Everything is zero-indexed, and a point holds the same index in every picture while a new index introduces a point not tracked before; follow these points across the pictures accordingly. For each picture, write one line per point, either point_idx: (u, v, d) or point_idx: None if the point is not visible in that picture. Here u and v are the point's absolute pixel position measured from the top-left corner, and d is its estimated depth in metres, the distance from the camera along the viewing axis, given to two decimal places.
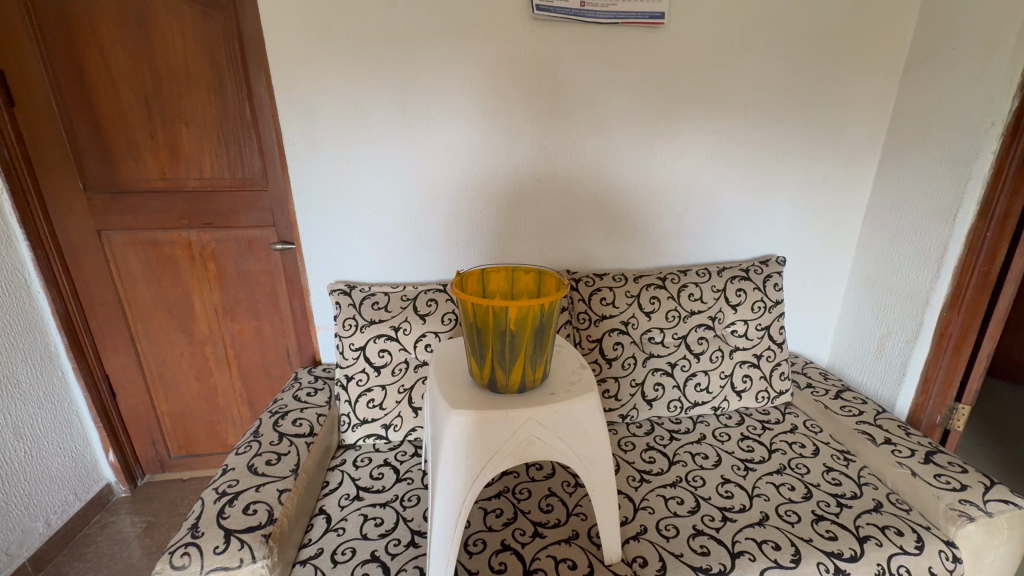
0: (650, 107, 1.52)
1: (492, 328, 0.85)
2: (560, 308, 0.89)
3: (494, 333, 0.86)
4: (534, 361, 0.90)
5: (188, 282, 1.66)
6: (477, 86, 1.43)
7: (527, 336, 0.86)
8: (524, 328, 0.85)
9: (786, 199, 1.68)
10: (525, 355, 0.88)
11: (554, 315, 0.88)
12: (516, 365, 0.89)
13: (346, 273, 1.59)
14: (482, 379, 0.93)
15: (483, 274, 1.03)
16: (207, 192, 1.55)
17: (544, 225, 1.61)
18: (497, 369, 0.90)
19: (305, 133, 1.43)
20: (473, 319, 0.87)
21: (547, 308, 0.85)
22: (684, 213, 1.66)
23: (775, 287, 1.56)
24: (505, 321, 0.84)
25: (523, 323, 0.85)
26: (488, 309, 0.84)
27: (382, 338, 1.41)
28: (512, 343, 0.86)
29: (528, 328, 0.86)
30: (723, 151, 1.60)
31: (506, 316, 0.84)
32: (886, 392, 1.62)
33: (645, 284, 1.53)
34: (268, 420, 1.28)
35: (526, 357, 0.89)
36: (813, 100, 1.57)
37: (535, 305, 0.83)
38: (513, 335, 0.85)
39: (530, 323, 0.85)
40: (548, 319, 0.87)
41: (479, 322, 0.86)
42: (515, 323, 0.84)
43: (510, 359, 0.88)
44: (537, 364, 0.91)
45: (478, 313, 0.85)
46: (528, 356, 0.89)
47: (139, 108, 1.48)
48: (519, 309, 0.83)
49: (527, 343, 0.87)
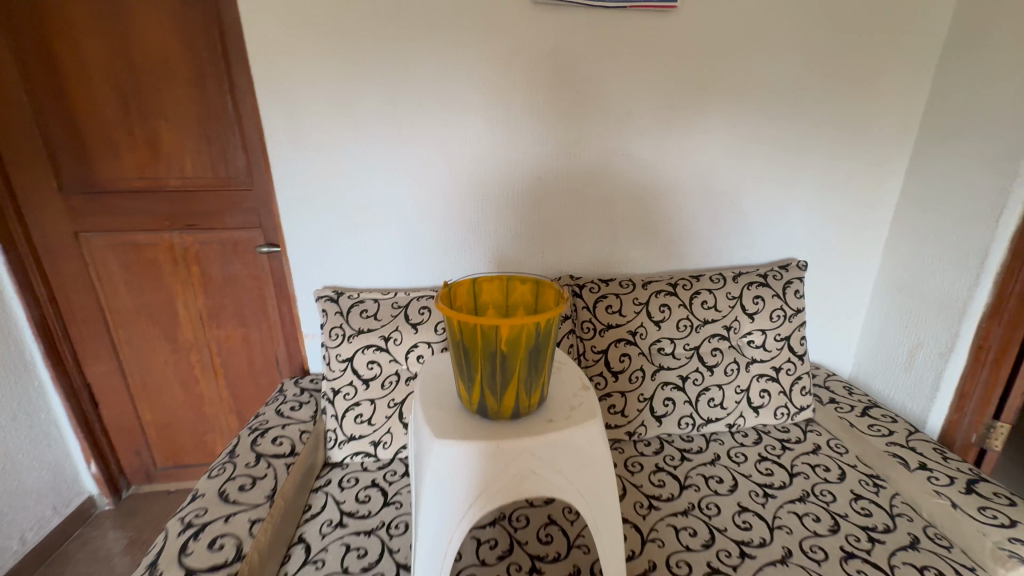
0: (660, 100, 1.41)
1: (481, 350, 0.76)
2: (558, 326, 0.79)
3: (483, 355, 0.76)
4: (529, 389, 0.80)
5: (172, 287, 1.57)
6: (472, 78, 1.32)
7: (520, 359, 0.76)
8: (516, 349, 0.75)
9: (807, 199, 1.56)
10: (519, 381, 0.78)
11: (552, 334, 0.78)
12: (509, 392, 0.79)
13: (335, 278, 1.49)
14: (470, 406, 0.84)
15: (473, 285, 0.93)
16: (191, 192, 1.46)
17: (545, 227, 1.50)
18: (486, 396, 0.80)
19: (290, 129, 1.33)
20: (459, 338, 0.77)
21: (543, 327, 0.75)
22: (697, 214, 1.55)
23: (797, 295, 1.44)
24: (496, 342, 0.74)
25: (515, 344, 0.75)
26: (477, 327, 0.74)
27: (371, 349, 1.32)
28: (502, 367, 0.76)
29: (523, 350, 0.76)
30: (740, 147, 1.48)
31: (497, 337, 0.74)
32: (915, 408, 1.49)
33: (654, 290, 1.42)
34: (246, 438, 1.19)
35: (520, 381, 0.78)
36: (838, 90, 1.44)
37: (532, 324, 0.73)
38: (505, 358, 0.76)
39: (527, 343, 0.75)
40: (546, 339, 0.77)
41: (466, 342, 0.76)
42: (507, 345, 0.75)
43: (503, 385, 0.78)
44: (532, 391, 0.80)
45: (465, 332, 0.75)
46: (523, 382, 0.79)
47: (117, 103, 1.39)
48: (511, 328, 0.73)
49: (523, 367, 0.77)
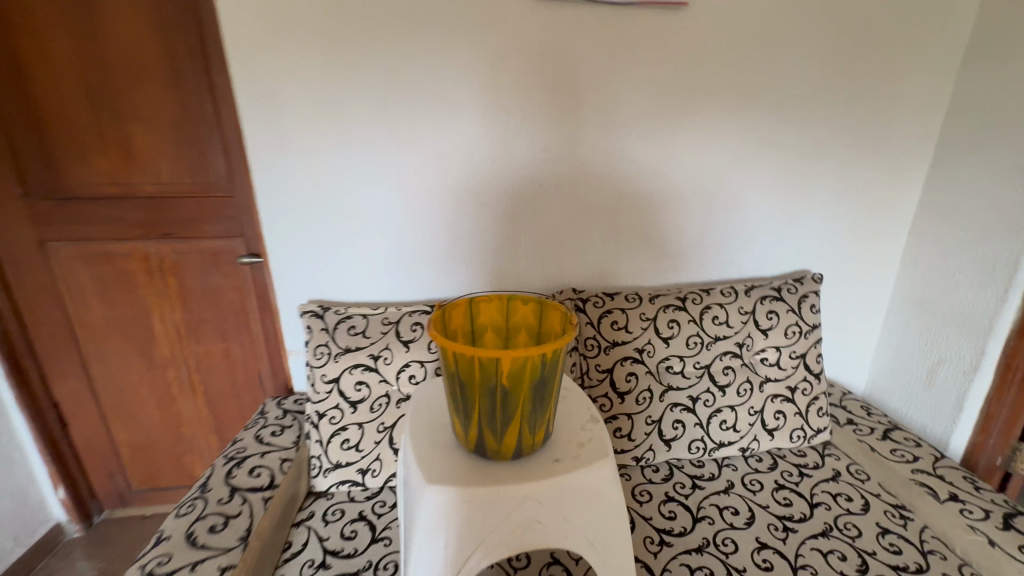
0: (669, 102, 1.32)
1: (478, 384, 0.67)
2: (566, 356, 0.70)
3: (482, 390, 0.67)
4: (533, 428, 0.71)
5: (147, 300, 1.47)
6: (468, 78, 1.24)
7: (524, 394, 0.67)
8: (520, 383, 0.66)
9: (822, 208, 1.48)
10: (522, 419, 0.69)
11: (559, 365, 0.69)
12: (510, 431, 0.70)
13: (322, 290, 1.40)
14: (466, 445, 0.74)
15: (470, 305, 0.84)
16: (167, 198, 1.36)
17: (546, 237, 1.41)
18: (484, 436, 0.71)
19: (272, 131, 1.24)
20: (454, 370, 0.68)
21: (549, 358, 0.66)
22: (707, 224, 1.46)
23: (813, 309, 1.36)
24: (497, 376, 0.65)
25: (519, 377, 0.66)
26: (475, 358, 0.65)
27: (360, 369, 1.23)
28: (503, 403, 0.67)
29: (528, 384, 0.67)
30: (753, 152, 1.40)
31: (498, 370, 0.65)
32: (936, 428, 1.41)
33: (662, 305, 1.33)
34: (220, 468, 1.09)
35: (523, 418, 0.69)
36: (856, 94, 1.37)
37: (538, 355, 0.65)
38: (507, 394, 0.67)
39: (532, 376, 0.66)
40: (553, 371, 0.68)
41: (462, 375, 0.67)
42: (509, 379, 0.66)
43: (503, 424, 0.69)
44: (536, 429, 0.72)
45: (461, 364, 0.66)
46: (526, 419, 0.70)
47: (85, 103, 1.29)
48: (514, 360, 0.64)
49: (526, 403, 0.68)
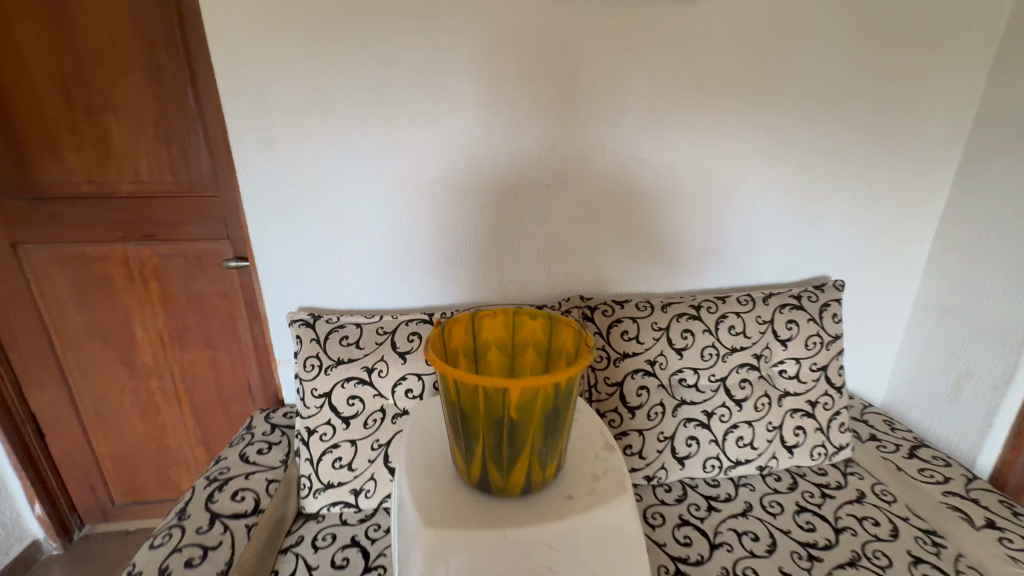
0: (685, 97, 1.24)
1: (483, 417, 0.59)
2: (581, 383, 0.63)
3: (487, 423, 0.59)
4: (544, 463, 0.64)
5: (127, 305, 1.38)
6: (468, 71, 1.15)
7: (534, 426, 0.60)
8: (530, 416, 0.59)
9: (843, 210, 1.40)
10: (532, 454, 0.62)
11: (574, 394, 0.62)
12: (519, 468, 0.62)
13: (313, 296, 1.31)
14: (468, 481, 0.67)
15: (472, 320, 0.76)
16: (147, 198, 1.28)
17: (550, 240, 1.33)
18: (489, 472, 0.64)
19: (258, 126, 1.15)
20: (455, 400, 0.60)
21: (563, 388, 0.59)
22: (722, 227, 1.38)
23: (835, 319, 1.28)
24: (504, 407, 0.58)
25: (528, 408, 0.59)
26: (479, 388, 0.57)
27: (353, 382, 1.15)
28: (511, 437, 0.60)
29: (539, 416, 0.59)
30: (772, 151, 1.31)
31: (506, 401, 0.58)
32: (963, 444, 1.33)
33: (676, 314, 1.25)
34: (201, 491, 1.02)
35: (532, 454, 0.62)
36: (882, 89, 1.29)
37: (551, 384, 0.57)
38: (516, 427, 0.59)
39: (544, 407, 0.59)
40: (567, 401, 0.61)
41: (465, 406, 0.60)
42: (518, 410, 0.58)
43: (511, 460, 0.62)
44: (548, 464, 0.64)
45: (463, 394, 0.59)
46: (537, 453, 0.62)
47: (58, 96, 1.20)
48: (524, 390, 0.57)
49: (538, 437, 0.61)
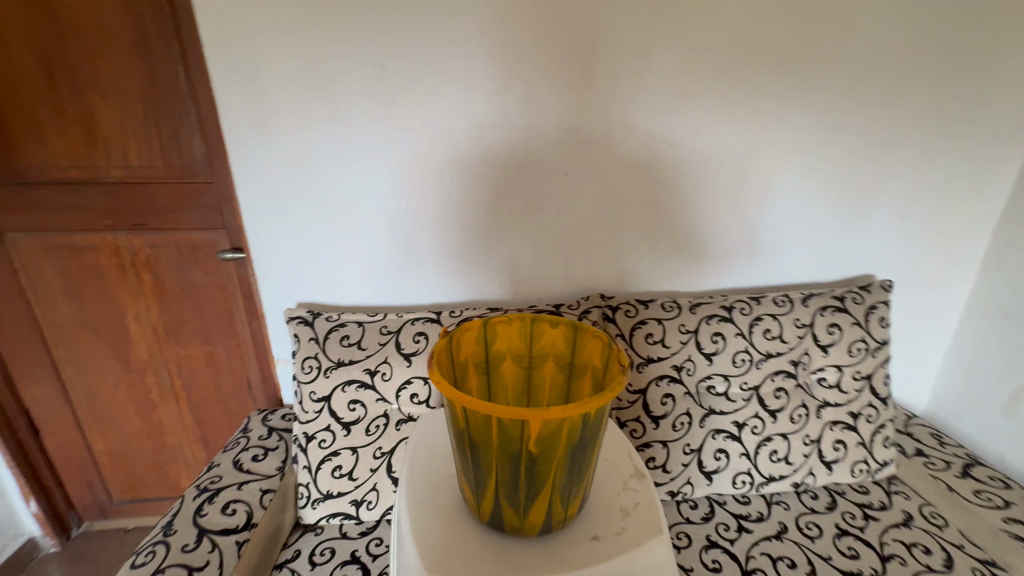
0: (722, 75, 1.11)
1: (497, 450, 0.51)
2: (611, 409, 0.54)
3: (501, 457, 0.51)
4: (566, 502, 0.55)
5: (120, 298, 1.31)
6: (482, 45, 1.04)
7: (558, 461, 0.51)
8: (553, 449, 0.50)
9: (893, 203, 1.27)
10: (554, 492, 0.53)
11: (603, 422, 0.53)
12: (538, 507, 0.54)
13: (314, 292, 1.23)
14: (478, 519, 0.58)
15: (484, 328, 0.66)
16: (137, 184, 1.19)
17: (570, 234, 1.22)
18: (502, 512, 0.55)
19: (251, 107, 1.05)
20: (464, 429, 0.52)
21: (593, 417, 0.50)
22: (757, 220, 1.26)
23: (881, 323, 1.17)
24: (523, 440, 0.50)
25: (551, 441, 0.50)
26: (493, 418, 0.49)
27: (354, 386, 1.06)
28: (530, 473, 0.52)
29: (564, 448, 0.51)
30: (817, 137, 1.19)
31: (524, 432, 0.49)
32: (1019, 461, 1.22)
33: (706, 315, 1.14)
34: (190, 502, 0.96)
35: (554, 490, 0.53)
36: (945, 67, 1.15)
37: (579, 413, 0.49)
38: (536, 461, 0.51)
39: (570, 438, 0.50)
40: (596, 429, 0.52)
41: (475, 437, 0.51)
42: (538, 443, 0.50)
43: (529, 498, 0.53)
44: (571, 502, 0.56)
45: (474, 423, 0.50)
46: (560, 490, 0.54)
47: (38, 72, 1.11)
48: (546, 421, 0.48)
49: (563, 471, 0.52)
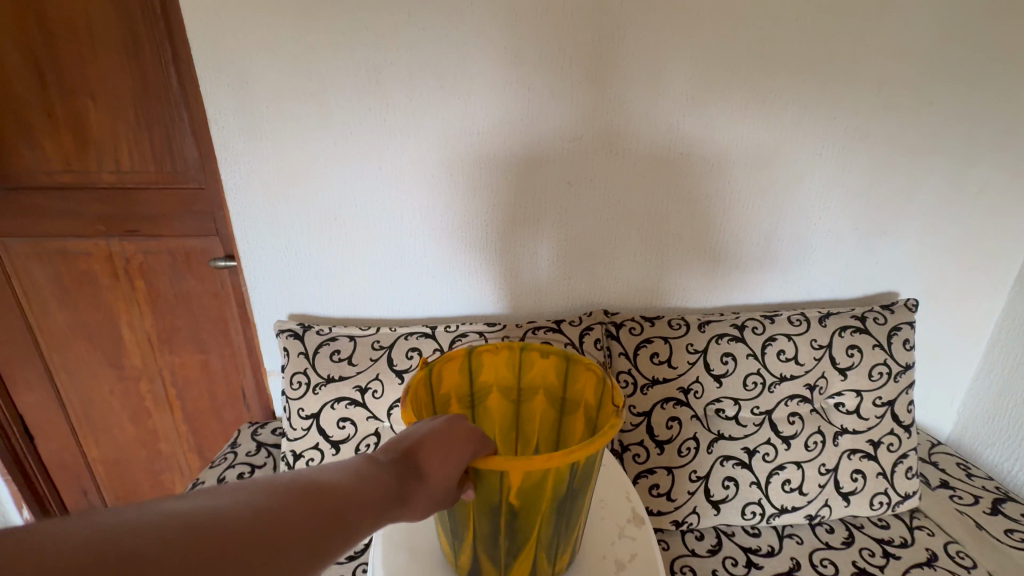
0: (738, 79, 1.05)
1: (474, 500, 0.48)
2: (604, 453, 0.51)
3: (480, 507, 0.49)
4: (550, 553, 0.52)
5: (113, 305, 1.29)
6: (479, 47, 0.99)
7: (542, 512, 0.49)
8: (539, 501, 0.48)
9: (919, 217, 1.19)
10: (537, 541, 0.51)
11: (593, 471, 0.50)
12: (520, 556, 0.52)
13: (308, 303, 1.19)
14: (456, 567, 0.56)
15: (470, 357, 0.61)
16: (129, 189, 1.16)
17: (573, 246, 1.17)
18: (481, 561, 0.53)
19: (242, 113, 1.01)
20: None
21: (582, 468, 0.48)
22: (773, 234, 1.19)
23: (906, 346, 1.10)
24: (505, 491, 0.47)
25: (535, 494, 0.47)
26: (476, 467, 0.46)
27: (344, 403, 1.02)
28: (513, 525, 0.49)
29: (546, 498, 0.48)
30: (837, 146, 1.12)
31: (504, 482, 0.47)
32: None
33: (716, 334, 1.08)
34: None
35: (539, 543, 0.51)
36: (981, 71, 1.07)
37: (562, 463, 0.45)
38: (516, 510, 0.49)
39: (553, 488, 0.47)
40: (582, 480, 0.49)
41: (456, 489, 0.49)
42: (521, 496, 0.47)
43: (510, 547, 0.51)
44: (555, 552, 0.53)
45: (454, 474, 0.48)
46: (543, 537, 0.51)
47: (28, 74, 1.08)
48: (531, 474, 0.46)
49: (545, 521, 0.49)
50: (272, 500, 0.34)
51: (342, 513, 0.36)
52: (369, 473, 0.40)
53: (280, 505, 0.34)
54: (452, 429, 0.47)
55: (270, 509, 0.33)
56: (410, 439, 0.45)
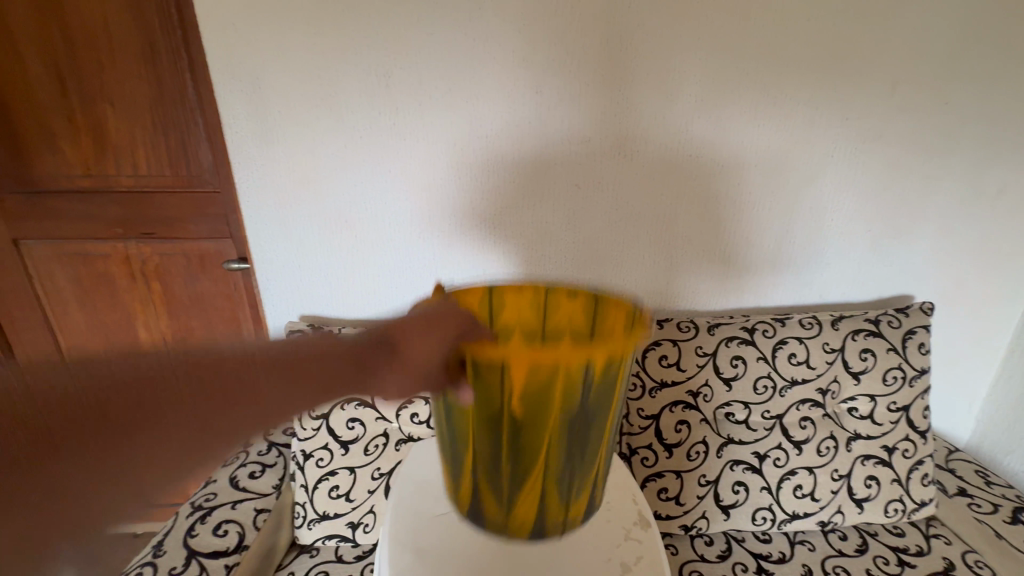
0: (748, 81, 1.04)
1: (475, 406, 0.47)
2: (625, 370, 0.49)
3: (491, 412, 0.47)
4: (558, 477, 0.51)
5: (130, 306, 1.32)
6: (488, 51, 1.00)
7: (557, 424, 0.47)
8: (554, 410, 0.46)
9: (935, 220, 1.17)
10: (543, 455, 0.49)
11: (611, 387, 0.49)
12: (525, 473, 0.50)
13: (319, 305, 1.20)
14: (462, 487, 0.56)
15: (496, 294, 0.62)
16: (146, 193, 1.19)
17: (582, 249, 1.17)
18: (485, 477, 0.52)
19: (256, 119, 1.04)
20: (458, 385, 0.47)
21: (600, 376, 0.46)
22: (784, 237, 1.17)
23: (921, 350, 1.07)
24: (519, 395, 0.46)
25: (551, 401, 0.46)
26: (467, 359, 0.46)
27: (353, 404, 1.03)
28: (525, 436, 0.48)
29: (552, 409, 0.46)
30: (850, 148, 1.10)
31: (519, 383, 0.45)
32: None
33: (726, 337, 1.07)
34: (183, 520, 0.95)
35: (549, 461, 0.49)
36: (998, 71, 1.05)
37: (567, 365, 0.44)
38: (519, 421, 0.47)
39: (559, 397, 0.46)
40: (591, 392, 0.47)
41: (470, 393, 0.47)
42: (537, 402, 0.46)
43: (518, 463, 0.50)
44: (565, 478, 0.51)
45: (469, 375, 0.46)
46: (557, 454, 0.50)
47: (50, 82, 1.12)
48: (548, 374, 0.44)
49: (551, 436, 0.48)
50: (253, 356, 0.54)
51: (289, 371, 0.52)
52: (343, 349, 0.54)
53: (250, 360, 0.53)
54: (432, 315, 0.51)
55: (245, 361, 0.53)
56: (398, 323, 0.53)
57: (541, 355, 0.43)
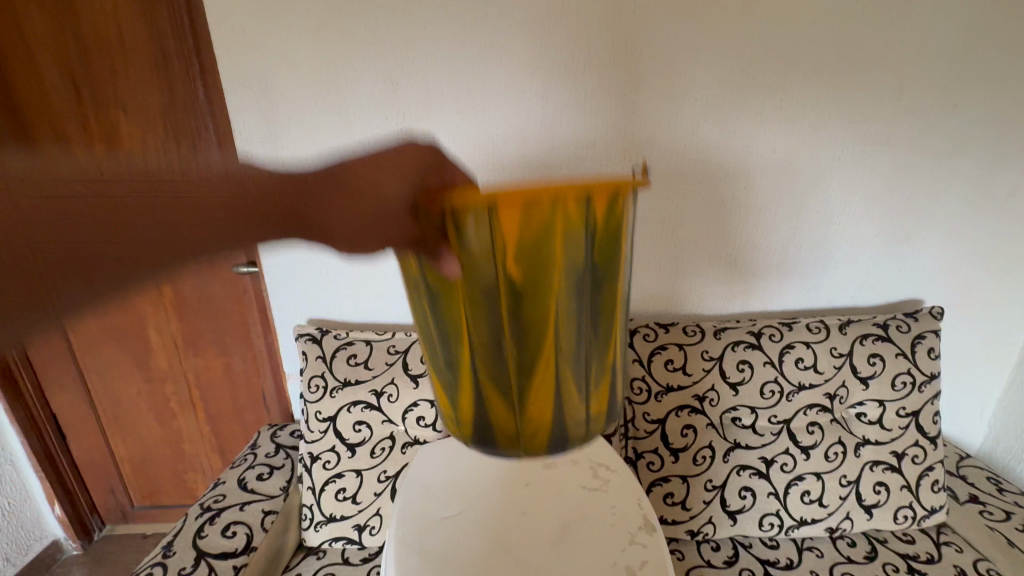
0: (753, 85, 1.04)
1: (465, 275, 0.43)
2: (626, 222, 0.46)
3: (491, 277, 0.43)
4: (569, 354, 0.48)
5: (142, 309, 1.34)
6: (493, 59, 1.01)
7: (560, 282, 0.44)
8: (557, 263, 0.43)
9: (944, 224, 1.16)
10: (550, 324, 0.46)
11: (614, 240, 0.45)
12: (532, 347, 0.46)
13: (327, 309, 1.22)
14: (461, 399, 0.51)
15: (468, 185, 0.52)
16: None
17: None
18: (486, 371, 0.48)
19: (266, 128, 1.07)
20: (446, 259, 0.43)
21: (601, 220, 0.43)
22: (791, 241, 1.17)
23: (931, 355, 1.06)
24: (517, 249, 0.42)
25: (552, 254, 0.42)
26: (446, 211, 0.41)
27: (360, 407, 1.04)
28: (527, 302, 0.44)
29: (552, 265, 0.43)
30: (857, 152, 1.10)
31: (518, 234, 0.41)
32: None
33: (732, 341, 1.07)
34: (192, 522, 0.96)
35: (558, 329, 0.46)
36: (1008, 73, 1.04)
37: (565, 195, 0.40)
38: (519, 287, 0.43)
39: (558, 247, 0.42)
40: (592, 241, 0.44)
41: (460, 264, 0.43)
42: (537, 256, 0.42)
43: (524, 338, 0.46)
44: (575, 351, 0.48)
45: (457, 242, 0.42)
46: (564, 321, 0.46)
47: (67, 90, 1.14)
48: (547, 217, 0.41)
49: (554, 298, 0.44)
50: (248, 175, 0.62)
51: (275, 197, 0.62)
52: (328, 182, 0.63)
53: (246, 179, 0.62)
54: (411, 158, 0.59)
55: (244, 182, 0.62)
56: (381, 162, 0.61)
57: (532, 190, 0.39)
